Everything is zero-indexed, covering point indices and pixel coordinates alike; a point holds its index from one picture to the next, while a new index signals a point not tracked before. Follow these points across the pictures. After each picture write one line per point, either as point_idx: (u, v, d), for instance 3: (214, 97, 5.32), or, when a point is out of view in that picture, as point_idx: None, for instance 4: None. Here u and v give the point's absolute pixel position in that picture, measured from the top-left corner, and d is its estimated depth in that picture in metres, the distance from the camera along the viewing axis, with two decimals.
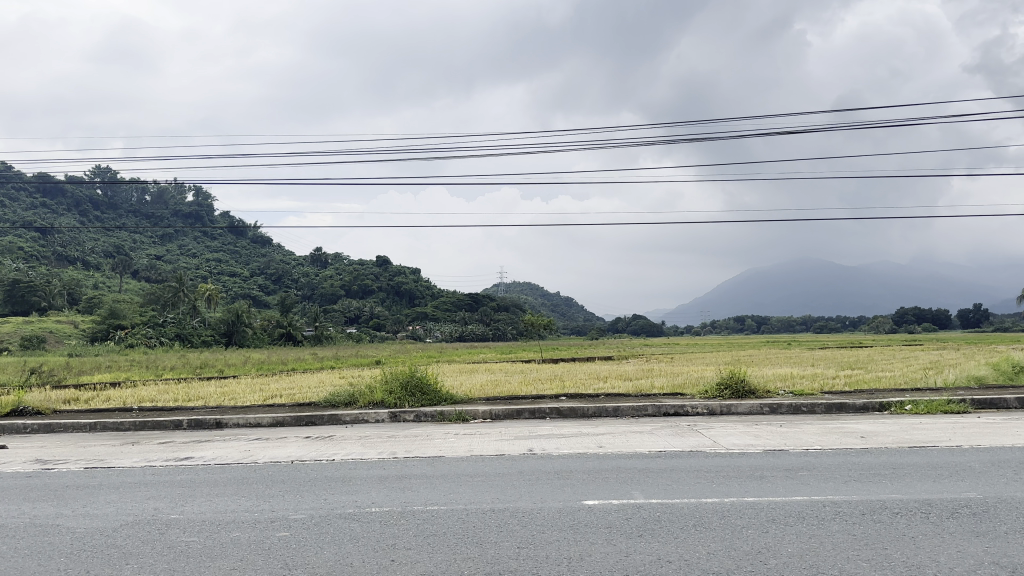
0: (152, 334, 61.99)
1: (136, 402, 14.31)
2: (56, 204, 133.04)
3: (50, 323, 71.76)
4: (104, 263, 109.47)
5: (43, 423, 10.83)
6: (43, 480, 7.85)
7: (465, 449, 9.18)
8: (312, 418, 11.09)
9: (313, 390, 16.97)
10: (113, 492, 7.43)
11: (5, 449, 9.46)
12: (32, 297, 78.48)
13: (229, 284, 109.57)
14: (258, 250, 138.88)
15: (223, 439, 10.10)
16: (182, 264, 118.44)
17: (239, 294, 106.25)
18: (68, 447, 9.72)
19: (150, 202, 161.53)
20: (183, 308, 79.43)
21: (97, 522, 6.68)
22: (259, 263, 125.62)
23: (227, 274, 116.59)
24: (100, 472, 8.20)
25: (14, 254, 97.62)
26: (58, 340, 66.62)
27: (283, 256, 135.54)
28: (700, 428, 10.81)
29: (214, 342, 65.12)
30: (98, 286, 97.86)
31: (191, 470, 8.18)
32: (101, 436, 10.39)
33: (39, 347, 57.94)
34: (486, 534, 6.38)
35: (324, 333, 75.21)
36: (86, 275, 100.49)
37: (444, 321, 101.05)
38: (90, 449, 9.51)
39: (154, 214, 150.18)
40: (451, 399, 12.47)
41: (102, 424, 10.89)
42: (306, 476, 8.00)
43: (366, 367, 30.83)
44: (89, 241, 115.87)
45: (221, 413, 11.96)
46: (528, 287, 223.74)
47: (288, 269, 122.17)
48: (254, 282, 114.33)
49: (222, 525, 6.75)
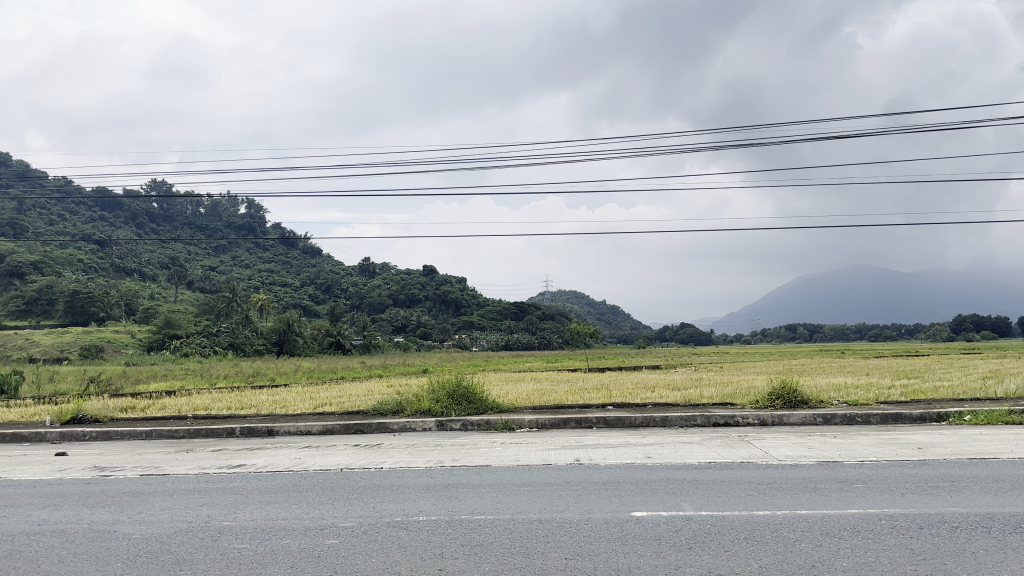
0: (206, 343, 63.69)
1: (188, 410, 14.56)
2: (114, 218, 137.68)
3: (109, 334, 74.04)
4: (160, 275, 112.74)
5: (101, 431, 11.09)
6: (100, 487, 8.06)
7: (511, 458, 9.16)
8: (361, 426, 11.19)
9: (362, 399, 16.99)
10: (167, 498, 7.60)
11: (62, 458, 9.66)
12: (91, 307, 80.95)
13: (281, 294, 112.02)
14: (309, 260, 141.79)
15: (275, 446, 10.25)
16: (235, 275, 121.44)
17: (290, 304, 108.24)
18: (125, 455, 9.93)
19: (204, 215, 165.88)
20: (236, 317, 81.18)
21: (152, 529, 6.84)
22: (309, 274, 127.94)
23: (279, 284, 119.07)
24: (156, 478, 8.43)
25: (78, 264, 101.40)
26: (116, 349, 68.74)
27: (334, 266, 138.06)
28: (751, 439, 10.61)
29: (265, 350, 66.53)
30: (155, 297, 100.72)
31: (243, 477, 8.34)
32: (157, 443, 10.60)
33: (97, 358, 59.69)
34: (532, 544, 6.38)
35: (372, 341, 76.12)
36: (143, 286, 103.74)
37: (490, 330, 101.31)
38: (146, 457, 9.72)
39: (209, 226, 155.00)
40: (497, 408, 12.46)
41: (157, 433, 11.15)
42: (356, 484, 8.08)
43: (411, 376, 30.87)
44: (146, 253, 119.55)
45: (273, 420, 12.16)
46: (573, 295, 224.14)
47: (337, 279, 124.21)
48: (305, 292, 116.55)
49: (274, 531, 6.86)
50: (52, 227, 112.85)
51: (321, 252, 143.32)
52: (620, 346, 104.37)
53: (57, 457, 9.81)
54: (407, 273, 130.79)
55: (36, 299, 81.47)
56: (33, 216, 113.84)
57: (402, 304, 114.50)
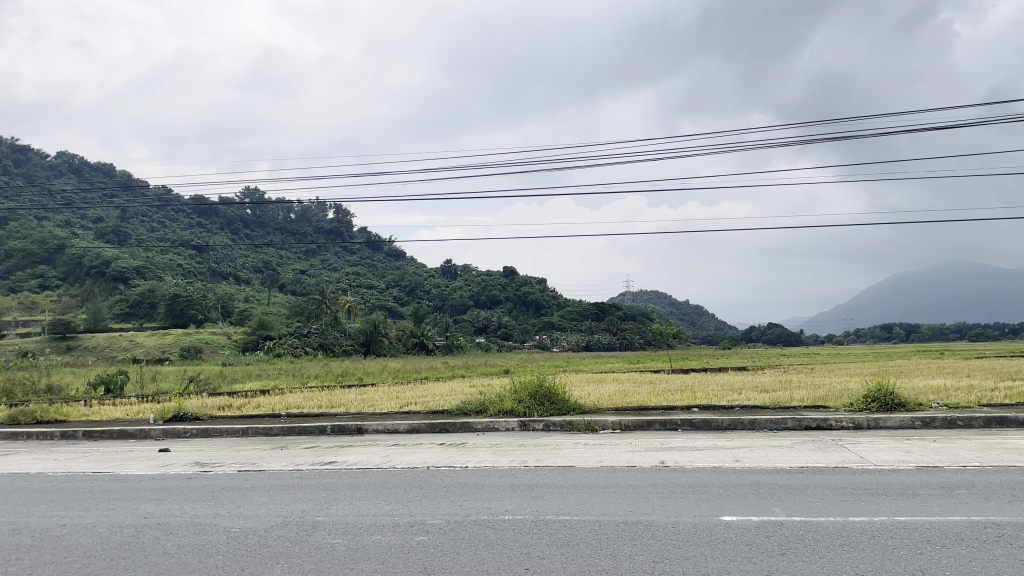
0: (298, 343, 66.09)
1: (280, 409, 15.09)
2: (211, 224, 144.40)
3: (207, 335, 77.43)
4: (254, 278, 117.44)
5: (202, 428, 11.65)
6: (202, 482, 8.46)
7: (595, 460, 9.13)
8: (445, 426, 11.37)
9: (447, 399, 17.23)
10: (264, 493, 7.93)
11: (166, 454, 10.17)
12: (190, 309, 84.99)
13: (367, 296, 115.11)
14: (393, 263, 145.03)
15: (364, 444, 10.53)
16: (324, 278, 125.44)
17: (375, 305, 110.93)
18: (224, 451, 10.41)
19: (294, 220, 171.52)
20: (325, 319, 83.82)
21: (251, 523, 7.13)
22: (393, 276, 130.85)
23: (365, 286, 122.26)
24: (253, 474, 8.79)
25: (177, 269, 106.43)
26: (214, 350, 71.78)
27: (417, 268, 140.66)
28: (845, 443, 10.24)
29: (353, 351, 68.44)
30: (250, 299, 105.08)
31: (334, 474, 8.60)
32: (253, 441, 11.06)
33: (198, 358, 62.66)
34: (619, 546, 6.34)
35: (455, 342, 77.22)
36: (238, 289, 108.50)
37: (571, 330, 101.17)
38: (244, 453, 10.16)
39: (299, 231, 160.67)
40: (580, 409, 12.42)
41: (253, 430, 11.64)
42: (442, 482, 8.22)
43: (495, 377, 31.05)
44: (241, 258, 124.91)
45: (361, 419, 12.49)
46: (656, 295, 221.57)
47: (420, 281, 126.55)
48: (390, 294, 119.39)
49: (365, 527, 7.05)
50: (155, 233, 118.74)
51: (403, 254, 145.95)
52: (703, 347, 102.46)
53: (161, 453, 10.33)
54: (487, 275, 131.77)
55: (139, 302, 84.86)
56: (137, 221, 120.06)
57: (483, 305, 115.67)
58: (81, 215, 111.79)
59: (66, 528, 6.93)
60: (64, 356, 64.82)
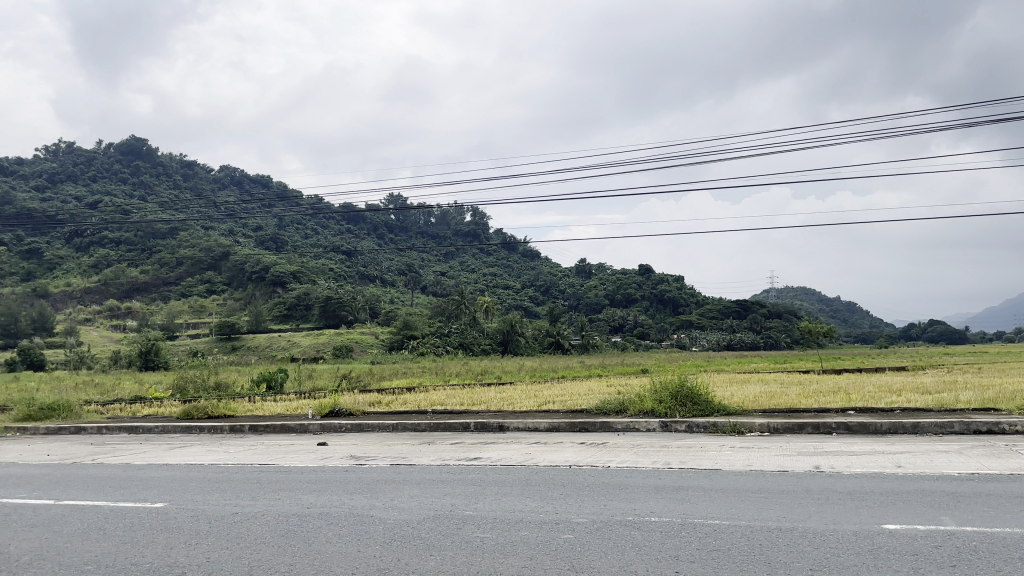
0: (439, 343, 68.55)
1: (425, 406, 15.60)
2: (359, 230, 152.15)
3: (356, 335, 80.71)
4: (398, 280, 122.24)
5: (354, 423, 12.23)
6: (357, 475, 8.88)
7: (743, 463, 8.81)
8: (586, 425, 11.37)
9: (587, 398, 17.17)
10: (415, 487, 8.21)
11: (325, 446, 10.75)
12: (341, 311, 86.91)
13: (504, 296, 117.53)
14: (529, 262, 146.71)
15: (506, 442, 10.70)
16: (463, 279, 129.00)
17: (511, 305, 112.79)
18: (376, 445, 10.86)
19: (433, 224, 176.91)
20: (464, 318, 86.10)
21: (404, 515, 7.41)
22: (529, 276, 132.50)
23: (502, 287, 124.63)
24: (404, 468, 9.12)
25: (329, 274, 111.05)
26: (362, 349, 74.67)
27: (552, 267, 141.60)
28: (1021, 450, 9.37)
29: (491, 349, 70.16)
30: (395, 300, 109.71)
31: (479, 470, 8.79)
32: (402, 436, 11.49)
33: (348, 356, 66.15)
34: (773, 553, 6.07)
35: (591, 341, 77.12)
36: (384, 291, 113.32)
37: (711, 329, 98.69)
38: (394, 448, 10.57)
39: (439, 234, 166.18)
40: (725, 410, 12.08)
41: (402, 425, 12.08)
42: (586, 481, 8.21)
43: (635, 376, 30.59)
44: (385, 261, 130.60)
45: (502, 417, 12.71)
46: (802, 291, 211.73)
47: (556, 280, 127.38)
48: (526, 294, 121.20)
49: (512, 523, 7.14)
50: (308, 240, 125.19)
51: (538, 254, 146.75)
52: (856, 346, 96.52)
53: (319, 446, 10.92)
54: (621, 273, 130.52)
55: (295, 305, 89.23)
56: (295, 229, 126.74)
57: (619, 303, 114.49)
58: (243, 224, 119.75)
59: (238, 516, 7.45)
60: (230, 355, 70.16)
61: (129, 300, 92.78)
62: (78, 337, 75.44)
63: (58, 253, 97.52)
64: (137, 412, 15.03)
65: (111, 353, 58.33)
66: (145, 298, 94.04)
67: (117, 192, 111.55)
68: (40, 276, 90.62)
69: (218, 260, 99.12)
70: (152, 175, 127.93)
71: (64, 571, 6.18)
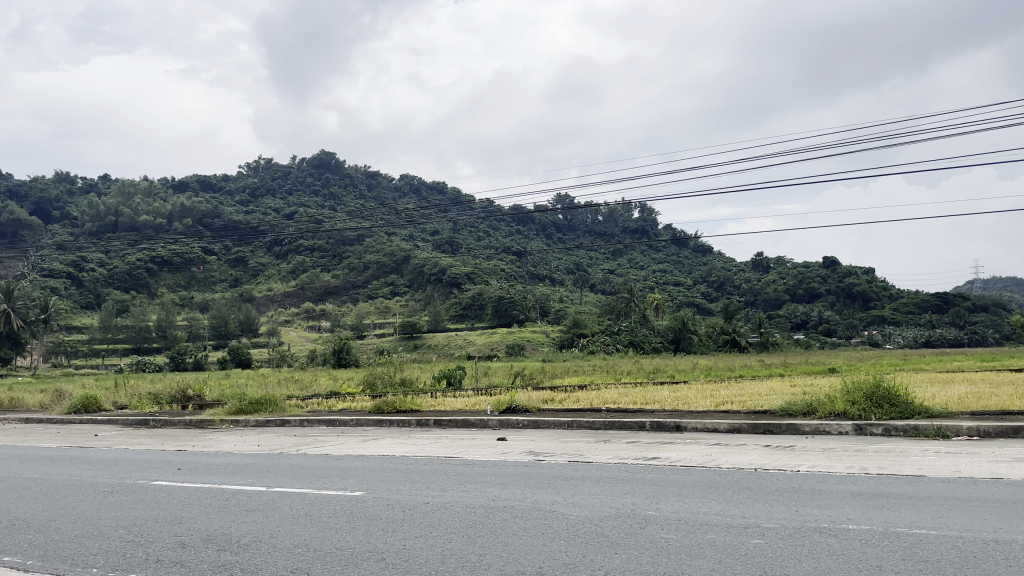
0: (610, 342, 69.57)
1: (598, 404, 15.63)
2: (528, 230, 153.97)
3: (527, 333, 79.48)
4: (567, 279, 121.50)
5: (531, 420, 12.47)
6: (537, 469, 9.05)
7: (951, 469, 8.08)
8: (770, 427, 10.91)
9: (767, 398, 16.49)
10: (595, 484, 8.25)
11: (505, 441, 11.04)
12: (512, 310, 85.47)
13: (675, 293, 115.10)
14: (701, 258, 141.76)
15: (685, 442, 10.50)
16: (632, 277, 126.73)
17: (683, 303, 110.75)
18: (554, 442, 11.01)
19: (601, 222, 176.44)
20: (635, 317, 85.27)
21: (586, 512, 7.45)
22: (701, 272, 128.26)
23: (673, 284, 121.78)
24: (583, 465, 9.19)
25: (502, 274, 110.00)
26: (534, 347, 74.27)
27: (726, 262, 136.22)
28: None
29: (663, 348, 69.88)
30: (565, 299, 108.89)
31: (659, 469, 8.66)
32: (579, 433, 11.57)
33: (522, 355, 67.68)
34: (992, 567, 5.51)
35: (770, 339, 73.63)
36: (554, 289, 112.79)
37: (907, 325, 91.65)
38: (572, 445, 10.67)
39: (606, 231, 165.32)
40: (926, 413, 11.15)
41: (578, 423, 12.19)
42: (773, 485, 7.86)
43: (821, 377, 28.57)
44: (555, 260, 130.81)
45: (679, 416, 12.49)
46: (1016, 282, 189.92)
47: (730, 276, 122.57)
48: (698, 290, 117.76)
49: (697, 525, 6.98)
50: (481, 242, 127.22)
51: (711, 248, 141.07)
52: None
53: (499, 441, 11.24)
54: (801, 265, 122.96)
55: (470, 304, 89.24)
56: (473, 232, 128.47)
57: (802, 299, 108.07)
58: (421, 231, 124.40)
59: (429, 506, 7.84)
60: (412, 353, 73.79)
61: (322, 303, 99.47)
62: (279, 337, 82.71)
63: (261, 261, 106.05)
64: (332, 406, 16.26)
65: (307, 353, 63.32)
66: (336, 301, 99.48)
67: (310, 202, 119.64)
68: (247, 282, 99.47)
69: (400, 262, 102.36)
70: (340, 185, 136.97)
71: (281, 550, 6.77)
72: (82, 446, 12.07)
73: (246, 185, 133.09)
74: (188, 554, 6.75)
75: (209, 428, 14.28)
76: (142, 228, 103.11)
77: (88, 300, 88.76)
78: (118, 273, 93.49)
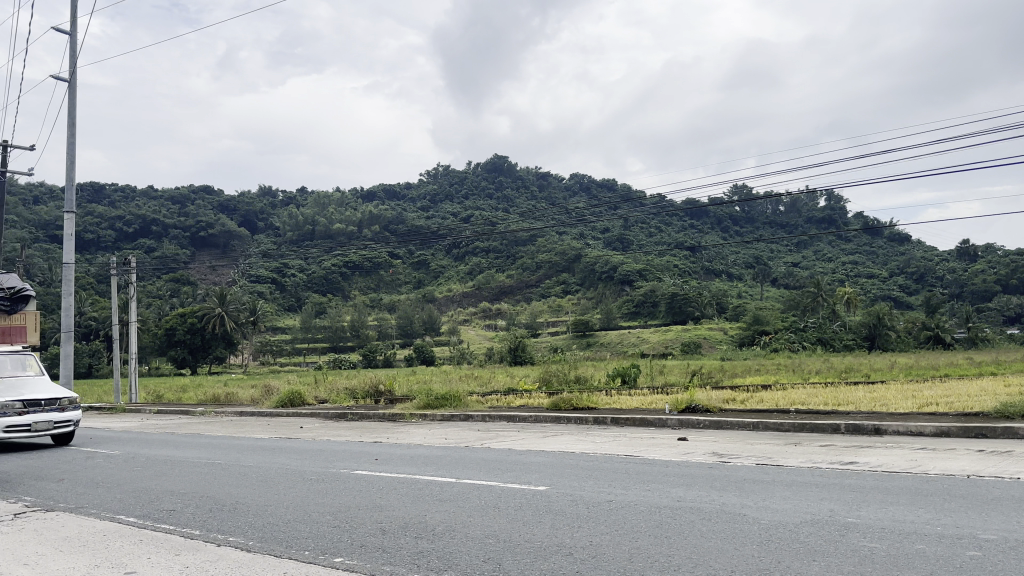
0: (795, 339, 66.76)
1: (785, 405, 14.87)
2: (702, 223, 140.58)
3: (705, 331, 76.21)
4: (746, 274, 108.18)
5: (714, 420, 12.09)
6: (723, 471, 8.79)
7: None
8: (984, 431, 9.90)
9: (981, 400, 14.91)
10: (788, 489, 7.85)
11: (686, 442, 10.80)
12: (688, 307, 83.10)
13: (867, 285, 105.15)
14: (897, 246, 128.40)
15: (885, 446, 9.75)
16: (822, 271, 111.57)
17: (877, 296, 101.00)
18: (738, 443, 10.61)
19: (782, 211, 165.10)
20: (822, 312, 80.40)
21: (779, 516, 7.09)
22: (897, 262, 116.14)
23: (865, 275, 110.58)
24: (772, 468, 8.79)
25: (675, 271, 97.88)
26: (712, 345, 71.79)
27: (928, 249, 122.54)
28: None
29: (855, 345, 66.80)
30: (742, 295, 95.89)
31: (859, 476, 8.09)
32: (767, 435, 11.07)
33: (699, 353, 66.25)
34: None
35: (981, 335, 67.65)
36: (731, 285, 99.80)
37: None
38: (758, 446, 10.23)
39: (789, 221, 153.58)
40: None
41: (764, 424, 11.67)
42: (993, 495, 7.07)
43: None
44: (731, 255, 117.31)
45: (877, 419, 11.62)
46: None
47: (932, 266, 110.24)
48: (894, 282, 106.77)
49: (904, 534, 6.43)
50: (651, 236, 114.45)
51: (908, 236, 128.41)
52: None
53: (680, 441, 11.01)
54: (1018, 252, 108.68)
55: (642, 301, 87.10)
56: (650, 225, 118.33)
57: (1017, 289, 97.49)
58: (592, 229, 119.35)
59: (613, 504, 7.85)
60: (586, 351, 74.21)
61: (499, 303, 99.99)
62: (458, 336, 86.69)
63: (441, 263, 106.67)
64: (512, 403, 16.69)
65: (485, 350, 65.63)
66: (511, 300, 100.09)
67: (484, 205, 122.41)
68: (429, 283, 102.16)
69: (571, 261, 99.27)
70: (513, 187, 138.44)
71: (473, 540, 7.04)
72: (292, 437, 13.27)
73: (426, 192, 140.54)
74: (387, 541, 7.17)
75: (399, 422, 15.14)
76: (335, 235, 110.67)
77: (289, 303, 98.05)
78: (315, 277, 100.26)
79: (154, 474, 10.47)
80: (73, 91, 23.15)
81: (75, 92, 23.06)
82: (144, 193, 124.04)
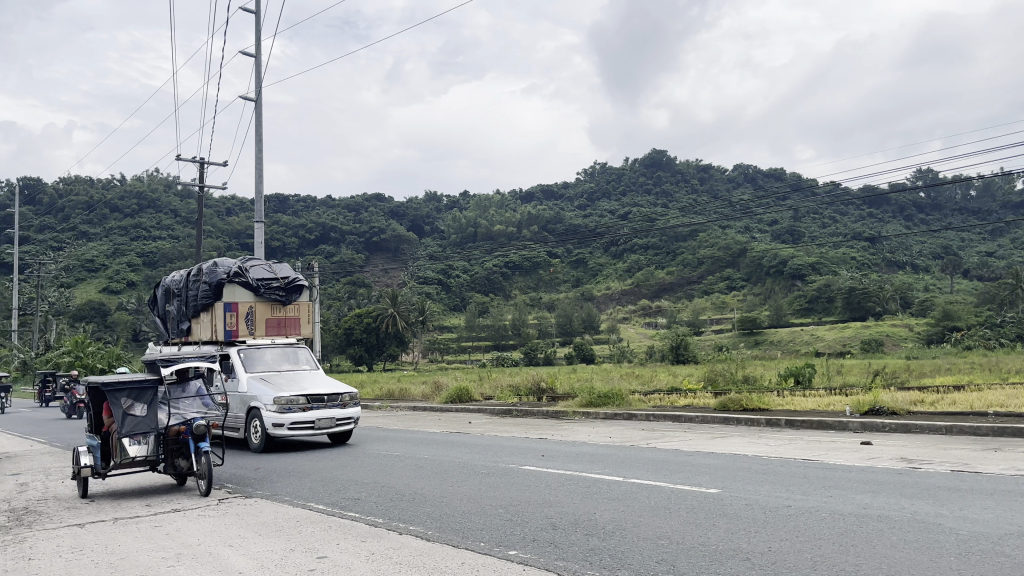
0: (991, 336, 61.15)
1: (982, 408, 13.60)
2: (881, 212, 125.54)
3: (886, 327, 71.21)
4: (934, 266, 96.90)
5: (900, 424, 11.25)
6: (913, 478, 8.18)
7: None
8: None
9: None
10: (988, 499, 7.17)
11: (868, 446, 10.14)
12: (867, 302, 78.09)
13: None
14: None
15: None
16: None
17: None
18: (929, 448, 9.83)
19: (973, 196, 148.89)
20: None
21: (979, 527, 6.48)
22: None
23: None
24: (968, 476, 8.08)
25: (850, 265, 87.35)
26: (896, 343, 66.55)
27: None
28: None
29: None
30: (930, 289, 86.67)
31: None
32: (961, 440, 10.18)
33: (881, 351, 61.86)
34: None
35: None
36: (916, 279, 89.78)
37: None
38: (951, 452, 9.41)
39: (981, 207, 137.57)
40: None
41: (958, 428, 10.72)
42: None
43: None
44: (915, 245, 103.57)
45: None
46: None
47: None
48: None
49: None
50: (823, 227, 102.51)
51: None
52: None
53: (864, 445, 10.34)
54: None
55: (816, 297, 82.51)
56: (823, 213, 108.84)
57: None
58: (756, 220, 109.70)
59: (790, 510, 7.51)
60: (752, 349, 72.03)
61: (660, 300, 96.28)
62: (618, 333, 86.92)
63: (599, 261, 102.40)
64: (677, 402, 16.39)
65: (646, 348, 65.09)
66: (673, 297, 96.21)
67: (643, 202, 118.94)
68: (586, 282, 98.11)
69: (736, 256, 96.36)
70: (672, 181, 132.69)
71: (644, 541, 6.97)
72: (461, 432, 13.71)
73: (584, 191, 138.42)
74: (559, 537, 7.29)
75: (563, 419, 15.32)
76: (496, 236, 113.12)
77: (454, 303, 99.96)
78: (479, 278, 101.25)
79: (341, 464, 11.26)
80: (259, 109, 25.24)
81: (261, 110, 25.09)
82: (323, 202, 129.71)
